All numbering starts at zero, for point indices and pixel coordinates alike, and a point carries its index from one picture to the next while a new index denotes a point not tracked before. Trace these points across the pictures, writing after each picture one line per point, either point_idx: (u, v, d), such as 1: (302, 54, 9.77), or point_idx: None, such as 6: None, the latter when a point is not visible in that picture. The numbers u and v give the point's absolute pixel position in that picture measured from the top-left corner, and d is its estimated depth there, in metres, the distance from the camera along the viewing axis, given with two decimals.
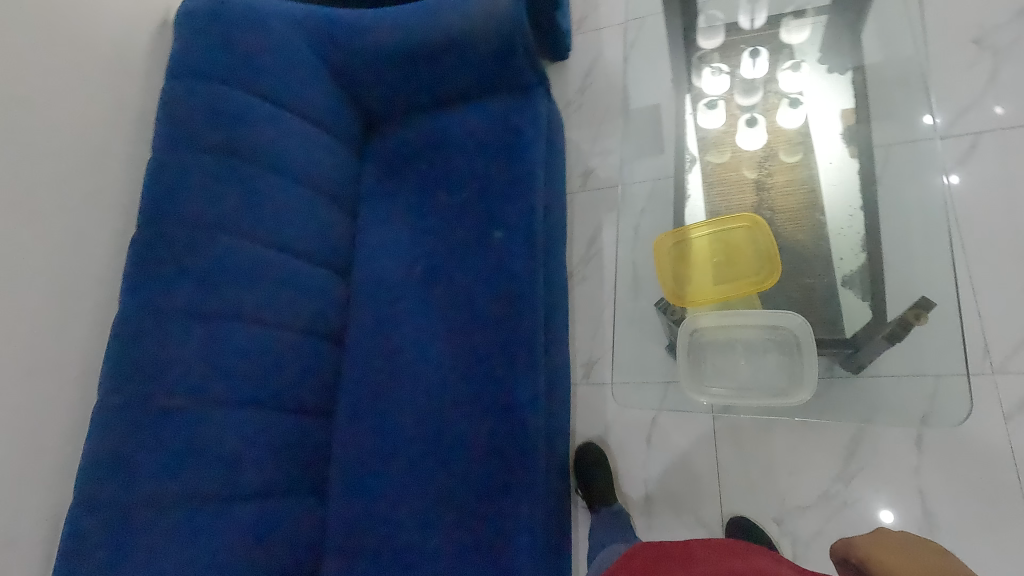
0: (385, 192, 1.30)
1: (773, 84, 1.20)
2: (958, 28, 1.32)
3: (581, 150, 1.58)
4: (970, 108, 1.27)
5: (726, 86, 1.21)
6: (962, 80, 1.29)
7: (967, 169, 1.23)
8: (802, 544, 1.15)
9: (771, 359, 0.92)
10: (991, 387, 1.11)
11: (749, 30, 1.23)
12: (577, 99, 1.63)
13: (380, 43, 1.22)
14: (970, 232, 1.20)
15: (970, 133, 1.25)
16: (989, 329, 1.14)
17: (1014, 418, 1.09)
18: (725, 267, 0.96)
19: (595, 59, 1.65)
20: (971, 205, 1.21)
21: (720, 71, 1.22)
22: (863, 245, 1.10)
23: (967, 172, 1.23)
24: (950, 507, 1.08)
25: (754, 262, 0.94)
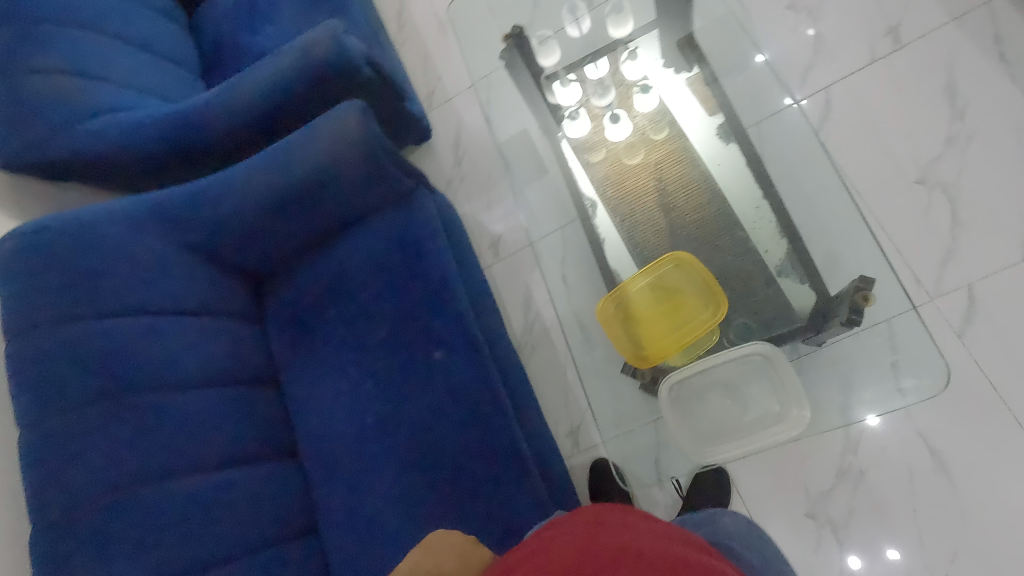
0: (304, 351, 1.20)
1: (619, 76, 1.34)
2: (769, 1, 1.41)
3: (481, 221, 1.54)
4: (811, 68, 1.34)
5: (578, 93, 1.36)
6: (793, 45, 1.37)
7: (831, 122, 1.31)
8: (842, 529, 1.14)
9: (754, 388, 0.90)
10: (935, 312, 1.16)
11: (579, 36, 1.37)
12: (456, 172, 1.59)
13: (239, 209, 1.14)
14: (859, 177, 1.26)
15: (820, 90, 1.33)
16: (912, 260, 1.20)
17: (967, 334, 1.14)
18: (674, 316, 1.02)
19: (459, 127, 1.63)
20: (849, 154, 1.28)
21: (569, 81, 1.37)
22: (779, 232, 1.16)
23: (832, 127, 1.30)
24: (951, 439, 1.11)
25: (700, 305, 1.01)
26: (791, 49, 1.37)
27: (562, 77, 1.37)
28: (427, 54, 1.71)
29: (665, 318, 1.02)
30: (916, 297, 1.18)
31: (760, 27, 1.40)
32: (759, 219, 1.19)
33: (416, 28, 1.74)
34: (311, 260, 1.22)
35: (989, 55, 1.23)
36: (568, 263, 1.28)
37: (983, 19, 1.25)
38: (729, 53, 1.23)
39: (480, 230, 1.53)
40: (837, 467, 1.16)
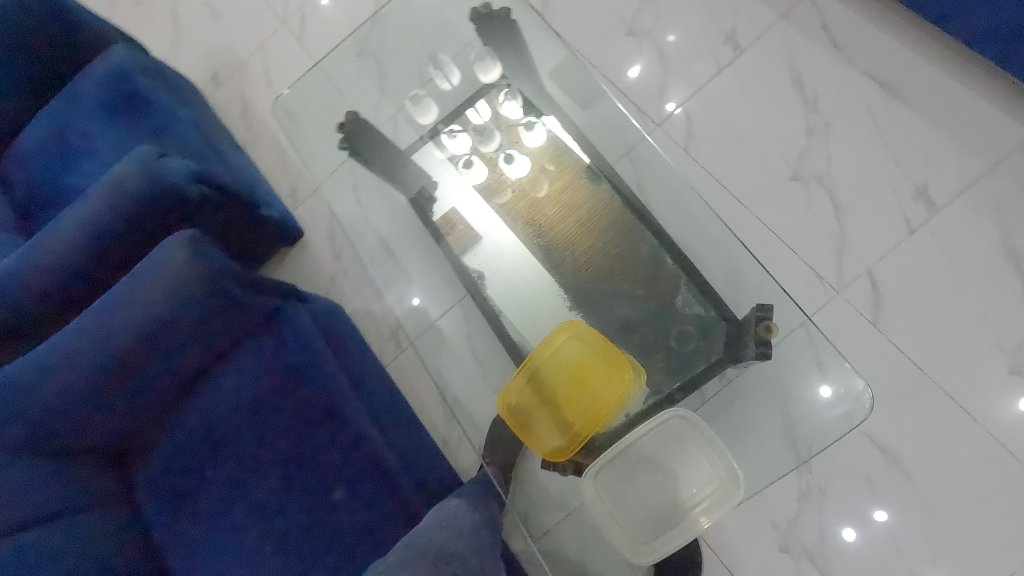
0: (181, 532, 1.01)
1: (502, 119, 1.28)
2: (607, 31, 1.39)
3: (374, 313, 1.41)
4: (664, 88, 1.33)
5: (467, 143, 1.28)
6: (641, 69, 1.35)
7: (696, 137, 1.29)
8: (819, 555, 1.06)
9: (684, 458, 0.82)
10: (845, 304, 1.13)
11: (450, 90, 1.35)
12: (339, 266, 1.48)
13: (67, 386, 0.92)
14: (737, 185, 1.24)
15: (678, 108, 1.31)
16: (809, 258, 1.17)
17: (880, 318, 1.11)
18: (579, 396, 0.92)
19: (330, 217, 1.51)
20: (721, 165, 1.26)
21: (456, 133, 1.30)
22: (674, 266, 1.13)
23: (698, 142, 1.28)
24: (895, 431, 1.07)
25: (606, 382, 0.92)
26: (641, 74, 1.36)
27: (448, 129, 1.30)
28: (281, 149, 1.60)
29: (569, 399, 0.93)
30: (822, 294, 1.15)
31: (605, 58, 1.38)
32: (648, 254, 1.16)
33: (264, 125, 1.63)
34: (171, 420, 1.06)
35: (822, 44, 1.25)
36: (471, 343, 1.19)
37: (809, 11, 1.27)
38: (584, 96, 1.24)
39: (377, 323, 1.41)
40: (796, 489, 1.09)
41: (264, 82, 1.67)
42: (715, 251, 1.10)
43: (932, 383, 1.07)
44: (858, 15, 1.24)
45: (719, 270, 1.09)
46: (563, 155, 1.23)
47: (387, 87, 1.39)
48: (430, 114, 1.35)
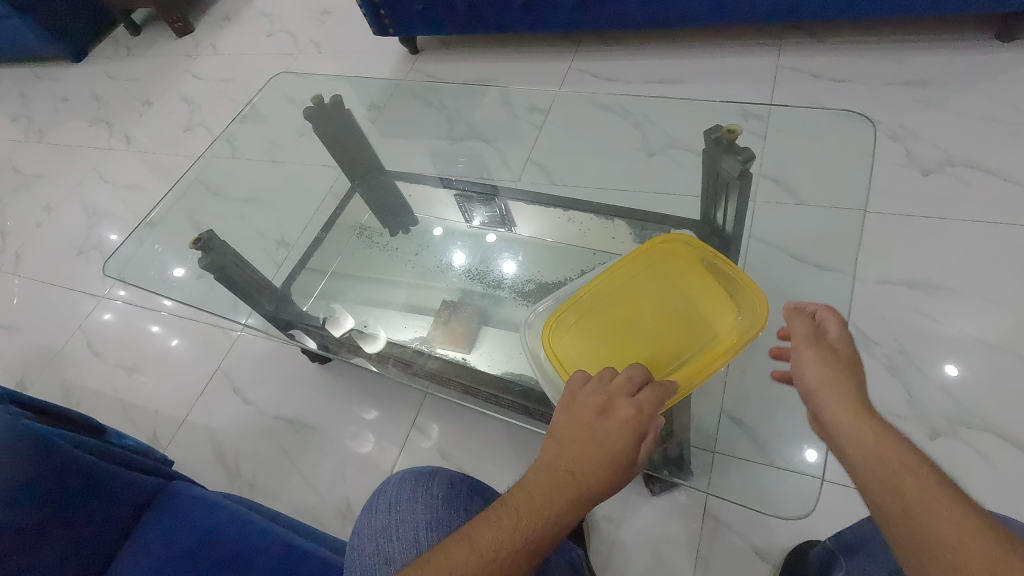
0: None
1: (381, 331, 1.13)
2: (390, 148, 1.41)
3: (312, 499, 1.07)
4: (506, 208, 1.27)
5: (350, 351, 1.11)
6: (484, 186, 1.32)
7: (550, 215, 1.22)
8: (962, 412, 0.87)
9: (725, 161, 0.98)
10: (785, 275, 0.98)
11: (334, 328, 1.16)
12: (240, 482, 1.12)
13: None
14: (638, 197, 1.19)
15: (509, 229, 1.23)
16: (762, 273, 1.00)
17: (824, 243, 0.98)
18: (663, 325, 0.78)
19: (213, 436, 1.20)
20: (597, 233, 1.16)
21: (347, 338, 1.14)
22: None
23: (551, 239, 1.19)
24: (917, 261, 1.02)
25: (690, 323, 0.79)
26: (473, 210, 1.28)
27: (333, 340, 1.14)
28: (123, 405, 1.30)
29: (670, 304, 0.81)
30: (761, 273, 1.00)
31: (439, 194, 1.33)
32: (593, 231, 1.17)
33: (99, 393, 1.35)
34: None
35: (562, 85, 1.53)
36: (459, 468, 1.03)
37: (524, 78, 1.59)
38: (431, 215, 1.30)
39: (319, 515, 1.05)
40: (882, 365, 0.93)
41: (88, 353, 1.43)
42: None
43: (915, 223, 1.06)
44: (611, 59, 1.55)
45: (620, 230, 1.15)
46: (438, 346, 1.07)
47: (226, 292, 1.20)
48: (342, 328, 1.16)
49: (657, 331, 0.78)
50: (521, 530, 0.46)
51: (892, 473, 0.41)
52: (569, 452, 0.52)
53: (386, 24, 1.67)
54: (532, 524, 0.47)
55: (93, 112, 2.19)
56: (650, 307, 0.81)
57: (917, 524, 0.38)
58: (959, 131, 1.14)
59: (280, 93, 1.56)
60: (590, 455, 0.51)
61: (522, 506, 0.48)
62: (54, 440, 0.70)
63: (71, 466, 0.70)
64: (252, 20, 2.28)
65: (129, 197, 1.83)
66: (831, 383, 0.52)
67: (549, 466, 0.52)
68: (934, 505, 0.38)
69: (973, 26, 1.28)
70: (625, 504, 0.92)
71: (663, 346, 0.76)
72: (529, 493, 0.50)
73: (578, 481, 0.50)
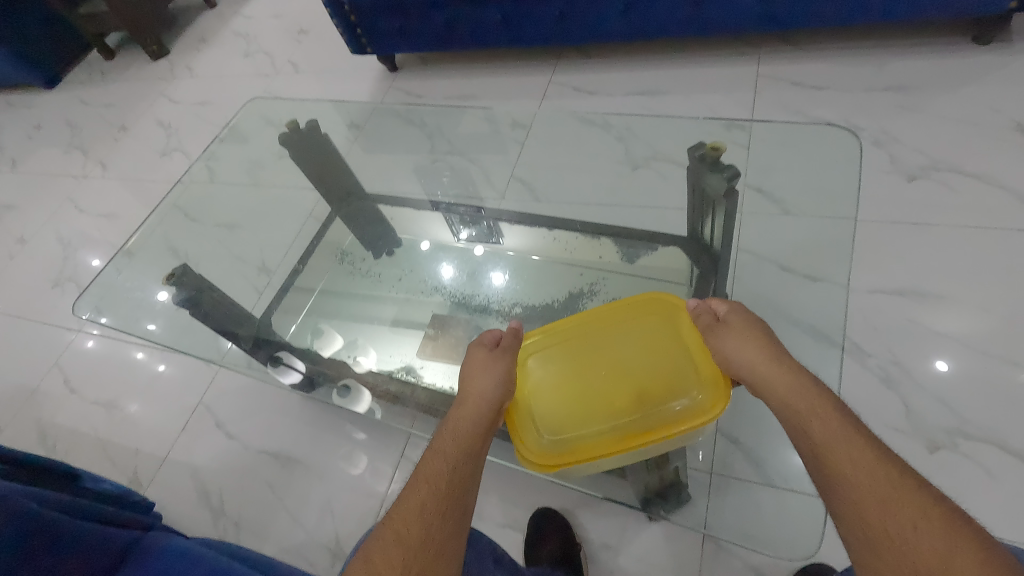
0: None
1: (368, 356, 1.10)
2: (371, 168, 1.39)
3: (300, 536, 1.03)
4: (492, 225, 1.25)
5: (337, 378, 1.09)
6: (468, 204, 1.30)
7: (535, 232, 1.20)
8: (959, 422, 0.86)
9: (710, 178, 0.99)
10: (776, 289, 0.96)
11: (322, 354, 1.13)
12: (225, 522, 1.08)
13: None
14: (623, 213, 1.17)
15: (495, 247, 1.21)
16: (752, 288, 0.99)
17: (814, 254, 0.97)
18: (623, 383, 0.72)
19: (196, 473, 1.15)
20: (584, 249, 1.15)
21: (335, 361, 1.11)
22: None
23: (539, 255, 1.17)
24: (906, 269, 1.01)
25: (667, 381, 0.71)
26: (459, 227, 1.26)
27: (320, 365, 1.11)
28: (102, 443, 1.26)
29: (647, 367, 0.72)
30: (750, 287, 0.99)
31: (422, 213, 1.31)
32: (579, 248, 1.15)
33: (76, 432, 1.30)
34: None
35: (544, 101, 1.51)
36: None
37: (505, 94, 1.58)
38: (416, 234, 1.28)
39: (307, 553, 1.01)
40: (877, 377, 0.92)
41: (65, 390, 1.39)
42: (647, 282, 1.06)
43: (903, 230, 1.05)
44: (591, 73, 1.54)
45: (607, 248, 1.14)
46: (426, 369, 1.04)
47: (203, 327, 1.16)
48: (331, 349, 1.13)
49: (612, 382, 0.72)
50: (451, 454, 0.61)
51: (843, 459, 0.49)
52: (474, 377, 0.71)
53: (364, 43, 1.66)
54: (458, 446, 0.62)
55: (67, 139, 2.15)
56: (628, 361, 0.74)
57: (873, 514, 0.45)
58: (942, 136, 1.14)
59: (259, 114, 1.52)
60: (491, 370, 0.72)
61: (447, 441, 0.63)
62: (9, 500, 0.64)
63: (35, 526, 0.64)
64: (229, 41, 2.25)
65: (106, 225, 1.79)
66: (768, 360, 0.61)
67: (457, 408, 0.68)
68: (885, 491, 0.46)
69: (949, 30, 1.28)
70: (621, 531, 0.89)
71: (602, 400, 0.71)
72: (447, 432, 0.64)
73: (482, 401, 0.67)
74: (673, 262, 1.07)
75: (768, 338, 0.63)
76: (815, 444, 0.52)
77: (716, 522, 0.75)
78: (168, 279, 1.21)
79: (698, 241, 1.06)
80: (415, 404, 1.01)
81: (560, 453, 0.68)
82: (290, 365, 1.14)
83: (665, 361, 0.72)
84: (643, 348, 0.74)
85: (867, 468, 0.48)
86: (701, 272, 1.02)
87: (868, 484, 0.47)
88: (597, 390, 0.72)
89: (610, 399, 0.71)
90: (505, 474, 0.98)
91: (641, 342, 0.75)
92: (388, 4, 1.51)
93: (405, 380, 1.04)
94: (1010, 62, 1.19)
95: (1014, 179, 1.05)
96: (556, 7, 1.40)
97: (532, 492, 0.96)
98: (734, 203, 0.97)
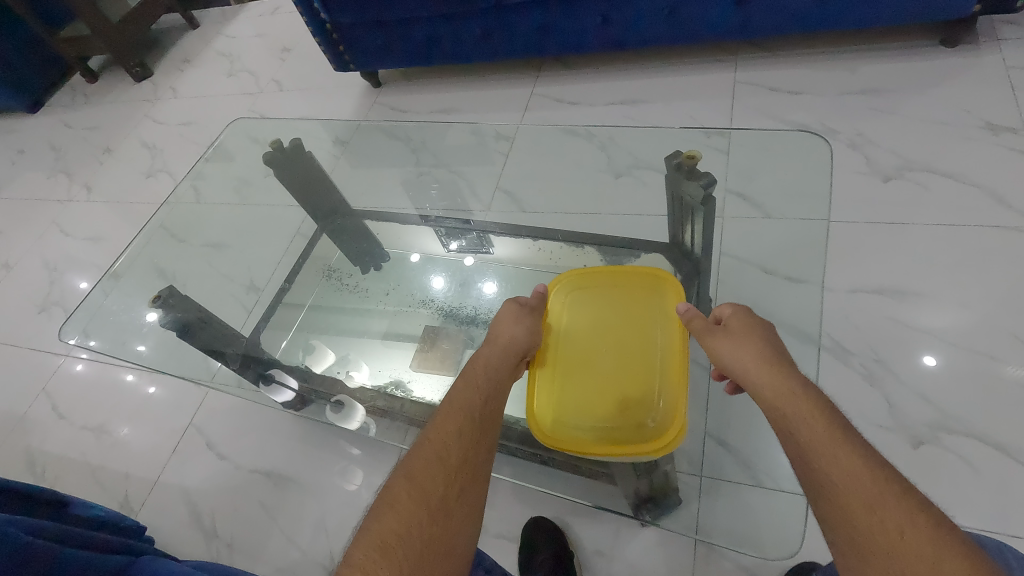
0: None
1: (361, 372, 1.11)
2: (356, 185, 1.40)
3: (294, 555, 1.03)
4: (479, 235, 1.26)
5: (328, 394, 1.09)
6: (454, 217, 1.31)
7: (520, 242, 1.21)
8: (941, 416, 0.87)
9: (688, 185, 0.99)
10: (758, 291, 0.98)
11: (315, 370, 1.13)
12: (218, 543, 1.07)
13: None
14: (606, 221, 1.19)
15: (483, 257, 1.22)
16: (735, 292, 1.01)
17: (794, 255, 0.98)
18: (623, 368, 0.77)
19: (188, 496, 1.15)
20: (569, 258, 1.15)
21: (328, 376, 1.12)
22: None
23: (526, 263, 1.17)
24: (885, 269, 1.03)
25: (654, 343, 0.78)
26: (448, 238, 1.27)
27: (311, 380, 1.12)
28: (92, 469, 1.25)
29: (637, 346, 0.78)
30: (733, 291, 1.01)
31: (409, 226, 1.32)
32: (565, 260, 1.15)
33: (64, 458, 1.29)
34: None
35: (526, 113, 1.53)
36: None
37: (488, 107, 1.59)
38: (404, 247, 1.29)
39: (301, 572, 1.01)
40: (860, 375, 0.94)
41: (52, 417, 1.37)
42: None
43: (879, 230, 1.07)
44: (572, 84, 1.56)
45: (591, 256, 1.14)
46: (415, 385, 1.05)
47: (190, 345, 1.16)
48: (324, 365, 1.14)
49: (613, 374, 0.76)
50: (475, 415, 0.65)
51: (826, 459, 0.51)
52: (499, 330, 0.78)
53: (347, 60, 1.67)
54: (478, 408, 0.67)
55: (51, 163, 2.14)
56: (616, 348, 0.78)
57: (862, 519, 0.46)
58: (914, 137, 1.16)
59: (244, 134, 1.52)
60: (512, 325, 0.78)
61: (467, 400, 0.67)
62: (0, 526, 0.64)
63: (25, 552, 0.64)
64: (212, 61, 2.26)
65: (92, 249, 1.78)
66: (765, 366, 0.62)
67: (470, 372, 0.72)
68: (868, 493, 0.47)
69: (918, 33, 1.32)
70: (615, 537, 0.90)
71: (614, 389, 0.75)
72: (467, 392, 0.69)
73: (477, 386, 0.69)
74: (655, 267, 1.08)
75: (757, 335, 0.67)
76: (803, 447, 0.53)
77: (706, 524, 0.75)
78: (156, 302, 1.20)
79: (682, 246, 1.07)
80: (406, 418, 1.02)
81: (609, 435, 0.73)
82: (282, 381, 1.13)
83: (639, 324, 0.80)
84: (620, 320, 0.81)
85: (860, 477, 0.48)
86: (685, 277, 1.03)
87: (859, 488, 0.47)
88: (606, 384, 0.76)
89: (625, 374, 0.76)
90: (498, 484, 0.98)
91: (615, 315, 0.82)
92: (369, 22, 1.52)
93: (396, 394, 1.05)
94: (977, 63, 1.22)
95: (985, 176, 1.08)
96: (534, 20, 1.43)
97: (525, 503, 0.96)
98: (712, 208, 0.98)
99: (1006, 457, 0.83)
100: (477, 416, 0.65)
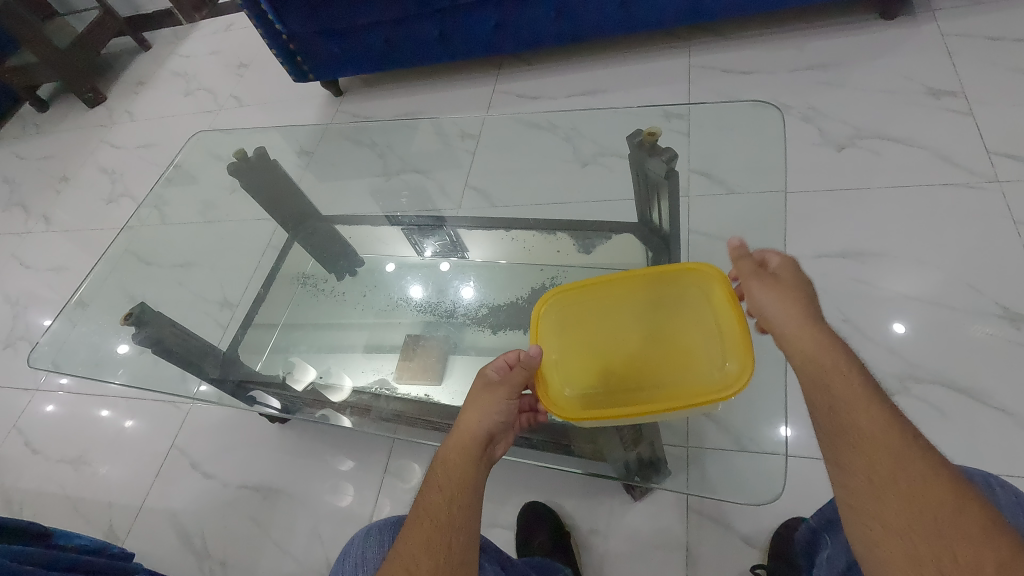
0: None
1: (344, 379, 1.10)
2: (325, 192, 1.39)
3: (291, 565, 1.02)
4: (451, 236, 1.26)
5: (310, 402, 1.07)
6: (424, 217, 1.31)
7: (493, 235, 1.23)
8: (909, 367, 0.91)
9: (653, 161, 1.02)
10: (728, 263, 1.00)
11: (299, 380, 1.12)
12: (211, 562, 1.05)
13: None
14: (575, 206, 1.20)
15: (457, 255, 1.22)
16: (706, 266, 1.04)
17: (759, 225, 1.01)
18: (647, 341, 0.76)
19: (176, 518, 1.12)
20: (541, 248, 1.17)
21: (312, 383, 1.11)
22: None
23: (499, 257, 1.19)
24: (847, 232, 1.07)
25: (635, 312, 0.79)
26: (423, 244, 1.27)
27: (293, 390, 1.11)
28: (73, 503, 1.21)
29: (633, 318, 0.79)
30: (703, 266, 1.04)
31: (381, 231, 1.31)
32: (536, 247, 1.17)
33: (43, 493, 1.25)
34: None
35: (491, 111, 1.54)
36: None
37: (452, 107, 1.60)
38: (376, 252, 1.29)
39: None
40: None
41: (26, 453, 1.33)
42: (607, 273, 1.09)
43: (837, 196, 1.12)
44: (533, 78, 1.58)
45: (562, 242, 1.16)
46: (400, 388, 1.04)
47: (166, 366, 1.14)
48: (308, 374, 1.13)
49: (652, 351, 0.75)
50: (443, 515, 0.54)
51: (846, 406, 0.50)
52: (465, 411, 0.65)
53: (306, 70, 1.66)
54: (453, 501, 0.55)
55: (5, 197, 2.07)
56: (626, 334, 0.78)
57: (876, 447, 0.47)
58: (863, 107, 1.21)
59: (204, 151, 1.50)
60: (480, 403, 0.65)
61: (434, 499, 0.56)
62: None
63: None
64: (167, 82, 2.22)
65: (56, 280, 1.73)
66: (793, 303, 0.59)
67: (439, 456, 0.60)
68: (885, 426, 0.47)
69: (858, 9, 1.37)
70: (610, 515, 0.91)
71: (667, 357, 0.74)
72: (439, 482, 0.58)
73: (451, 477, 0.57)
74: (625, 250, 1.11)
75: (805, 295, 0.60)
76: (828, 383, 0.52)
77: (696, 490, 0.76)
78: (128, 321, 1.17)
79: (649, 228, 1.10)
80: (393, 420, 1.01)
81: (717, 376, 0.70)
82: (264, 401, 1.10)
83: (608, 305, 0.80)
84: (593, 310, 0.80)
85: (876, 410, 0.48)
86: (654, 254, 1.07)
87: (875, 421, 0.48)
88: (661, 356, 0.75)
89: (658, 339, 0.76)
90: (489, 475, 0.99)
91: (588, 310, 0.80)
92: (325, 30, 1.52)
93: (381, 395, 1.04)
94: (915, 34, 1.27)
95: (931, 139, 1.13)
96: (490, 18, 1.44)
97: (519, 490, 0.97)
98: (676, 183, 1.02)
99: (972, 400, 0.87)
100: (445, 515, 0.54)
